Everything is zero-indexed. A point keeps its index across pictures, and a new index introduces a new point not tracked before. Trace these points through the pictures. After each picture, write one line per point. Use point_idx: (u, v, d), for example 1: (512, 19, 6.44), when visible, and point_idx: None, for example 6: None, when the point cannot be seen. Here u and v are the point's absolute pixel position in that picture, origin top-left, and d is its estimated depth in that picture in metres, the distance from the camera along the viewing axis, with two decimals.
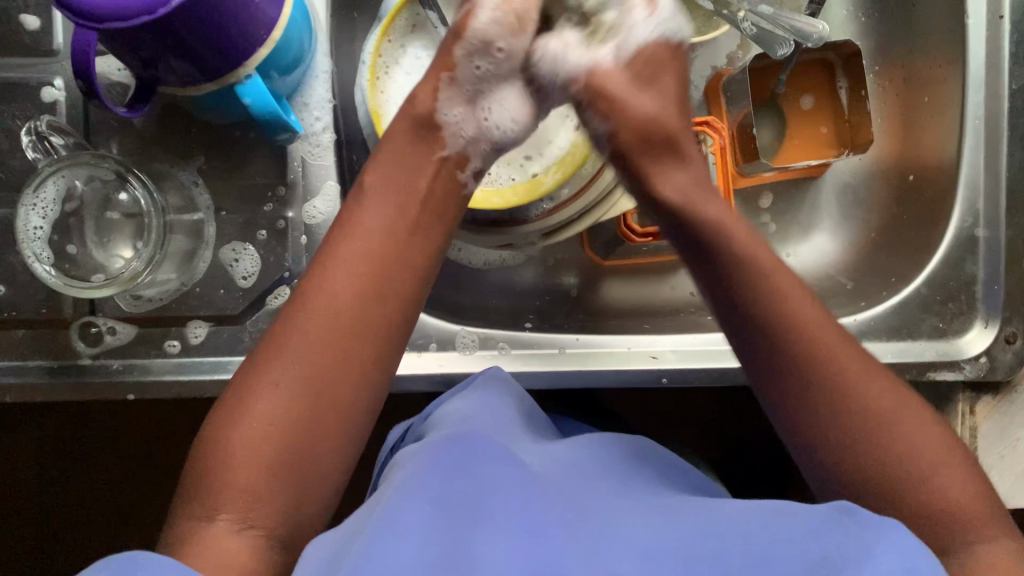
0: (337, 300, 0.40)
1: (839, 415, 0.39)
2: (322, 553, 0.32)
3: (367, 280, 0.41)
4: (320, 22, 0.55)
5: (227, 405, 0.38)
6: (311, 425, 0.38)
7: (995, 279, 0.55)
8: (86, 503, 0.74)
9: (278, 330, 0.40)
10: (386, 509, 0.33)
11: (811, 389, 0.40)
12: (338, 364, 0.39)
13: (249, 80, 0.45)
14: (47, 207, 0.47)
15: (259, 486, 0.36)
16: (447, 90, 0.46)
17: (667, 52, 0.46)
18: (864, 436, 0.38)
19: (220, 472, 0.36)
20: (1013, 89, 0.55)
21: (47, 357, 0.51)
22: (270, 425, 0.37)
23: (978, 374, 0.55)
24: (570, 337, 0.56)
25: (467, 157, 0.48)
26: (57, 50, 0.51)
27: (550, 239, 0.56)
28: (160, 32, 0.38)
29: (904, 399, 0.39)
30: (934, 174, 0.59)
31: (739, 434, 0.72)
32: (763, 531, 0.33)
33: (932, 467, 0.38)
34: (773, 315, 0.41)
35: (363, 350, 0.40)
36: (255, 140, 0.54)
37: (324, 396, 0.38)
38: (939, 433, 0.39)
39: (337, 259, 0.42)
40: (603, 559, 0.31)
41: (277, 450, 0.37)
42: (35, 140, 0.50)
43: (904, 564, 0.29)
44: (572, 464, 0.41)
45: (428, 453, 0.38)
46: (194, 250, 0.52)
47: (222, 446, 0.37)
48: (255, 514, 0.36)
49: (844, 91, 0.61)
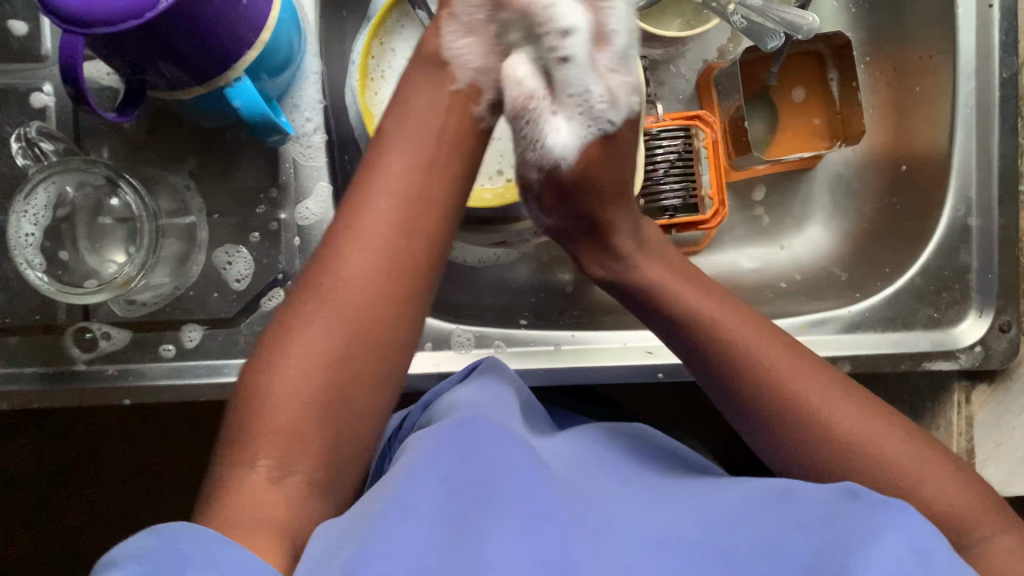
0: (373, 238, 0.39)
1: (820, 446, 0.40)
2: (327, 539, 0.32)
3: (400, 216, 0.40)
4: (310, 22, 0.55)
5: (265, 351, 0.38)
6: (350, 363, 0.37)
7: (989, 268, 0.55)
8: (87, 506, 0.74)
9: (316, 267, 0.39)
10: (393, 494, 0.32)
11: (790, 425, 0.41)
12: (375, 302, 0.38)
13: (239, 82, 0.45)
14: (38, 213, 0.47)
15: (301, 436, 0.35)
16: (450, 24, 0.45)
17: (606, 147, 0.46)
18: (848, 461, 0.39)
19: (260, 417, 0.36)
20: (1004, 77, 0.55)
21: (41, 363, 0.51)
22: (309, 366, 0.36)
23: (973, 363, 0.55)
24: (565, 334, 0.56)
25: (480, 90, 0.45)
26: (45, 55, 0.51)
27: (544, 236, 0.56)
28: (149, 35, 0.38)
29: (869, 409, 0.40)
30: (926, 165, 0.59)
31: (738, 426, 0.72)
32: (763, 517, 0.33)
33: (917, 476, 0.38)
34: (753, 378, 0.42)
35: (400, 287, 0.39)
36: (247, 141, 0.54)
37: (363, 334, 0.38)
38: (910, 438, 0.40)
39: (371, 189, 0.41)
40: (610, 554, 0.31)
41: (315, 388, 0.36)
42: (25, 147, 0.50)
43: (920, 553, 0.28)
44: (580, 451, 0.41)
45: (435, 435, 0.37)
46: (187, 253, 0.52)
47: (263, 389, 0.36)
48: (293, 460, 0.35)
49: (835, 83, 0.61)
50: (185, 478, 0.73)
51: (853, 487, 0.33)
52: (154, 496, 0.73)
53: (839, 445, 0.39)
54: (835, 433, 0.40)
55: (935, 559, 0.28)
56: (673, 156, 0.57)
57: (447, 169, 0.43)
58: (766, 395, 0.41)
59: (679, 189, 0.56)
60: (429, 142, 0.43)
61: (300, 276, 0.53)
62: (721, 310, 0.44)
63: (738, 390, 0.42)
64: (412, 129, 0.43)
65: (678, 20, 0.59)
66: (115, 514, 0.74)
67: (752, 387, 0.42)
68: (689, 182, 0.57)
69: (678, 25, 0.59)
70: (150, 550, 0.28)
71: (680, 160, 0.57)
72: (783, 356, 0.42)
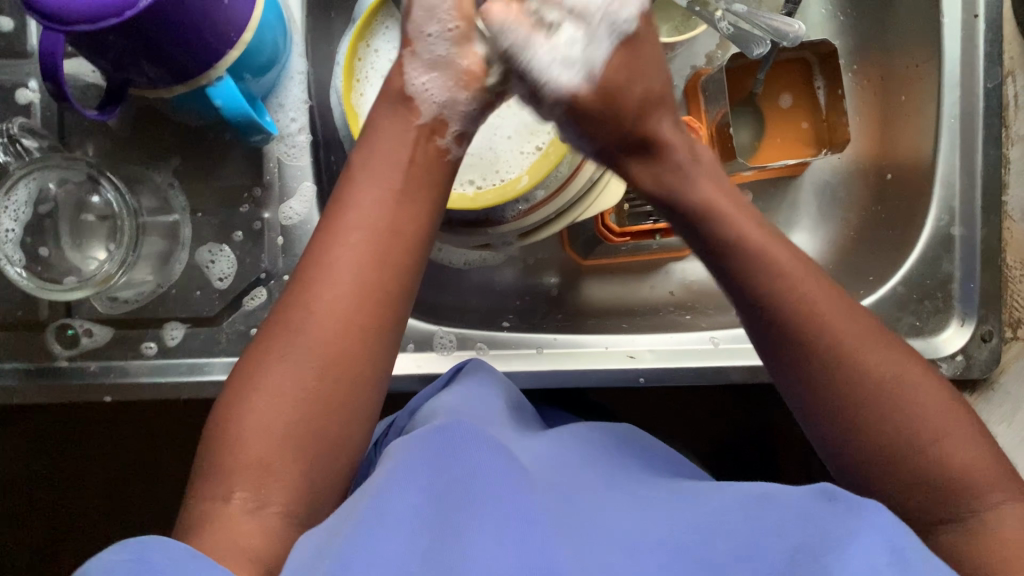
0: (342, 274, 0.39)
1: (836, 380, 0.39)
2: (309, 543, 0.32)
3: (372, 243, 0.40)
4: (295, 22, 0.55)
5: (240, 390, 0.37)
6: (323, 399, 0.37)
7: (971, 277, 0.55)
8: (78, 501, 0.74)
9: (284, 302, 0.39)
10: (369, 501, 0.33)
11: (787, 325, 0.40)
12: (346, 338, 0.38)
13: (221, 82, 0.45)
14: (18, 210, 0.47)
15: (268, 470, 0.35)
16: (410, 62, 0.45)
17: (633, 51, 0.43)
18: (808, 355, 0.39)
19: (232, 450, 0.36)
20: (987, 87, 0.55)
21: (22, 359, 0.51)
22: (283, 403, 0.37)
23: (955, 372, 0.54)
24: (547, 337, 0.56)
25: (446, 122, 0.45)
26: (31, 52, 0.51)
27: (527, 240, 0.56)
28: (130, 33, 0.38)
29: (896, 352, 0.39)
30: (912, 173, 0.59)
31: (725, 430, 0.72)
32: (748, 518, 0.33)
33: (919, 421, 0.38)
34: (810, 325, 0.39)
35: (371, 325, 0.39)
36: (231, 141, 0.54)
37: (333, 369, 0.38)
38: (910, 368, 0.39)
39: (340, 229, 0.41)
40: (592, 548, 0.31)
41: (286, 420, 0.36)
42: (7, 143, 0.49)
43: (897, 554, 0.29)
44: (561, 457, 0.41)
45: (414, 441, 0.37)
46: (170, 251, 0.52)
47: (245, 427, 0.36)
48: (269, 492, 0.35)
49: (822, 91, 0.62)
50: (173, 473, 0.73)
51: (828, 488, 0.34)
52: (140, 491, 0.73)
53: (856, 378, 0.38)
54: (803, 315, 0.39)
55: (911, 562, 0.29)
56: None
57: (413, 200, 0.42)
58: (738, 255, 0.41)
59: None
60: (393, 173, 0.43)
61: (283, 277, 0.53)
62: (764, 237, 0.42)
63: (765, 306, 0.40)
64: (391, 172, 0.43)
65: (668, 26, 0.58)
66: (105, 509, 0.74)
67: (792, 314, 0.40)
68: None
69: (667, 31, 0.59)
70: (121, 563, 0.28)
71: None
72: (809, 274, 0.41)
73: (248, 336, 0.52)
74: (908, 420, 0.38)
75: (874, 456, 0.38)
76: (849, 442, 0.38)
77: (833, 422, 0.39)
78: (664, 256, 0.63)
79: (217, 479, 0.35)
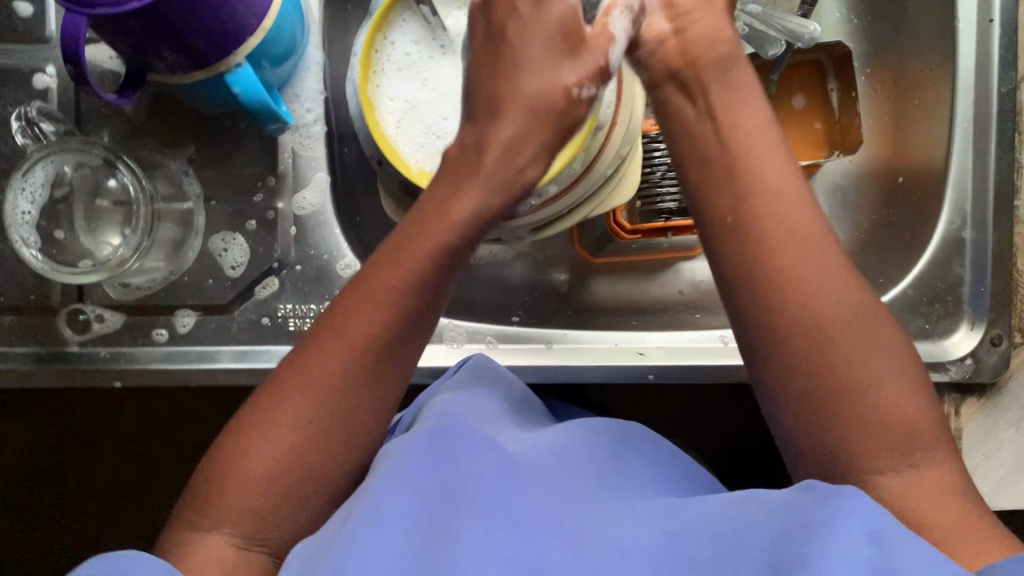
0: (355, 340, 0.38)
1: (794, 328, 0.37)
2: (303, 553, 0.32)
3: (388, 307, 0.39)
4: (312, 14, 0.55)
5: (241, 423, 0.37)
6: (318, 458, 0.37)
7: (981, 282, 0.55)
8: (83, 490, 0.74)
9: (297, 353, 0.39)
10: (363, 505, 0.32)
11: (753, 275, 0.38)
12: (349, 402, 0.38)
13: (240, 68, 0.45)
14: (35, 192, 0.47)
15: (260, 513, 0.36)
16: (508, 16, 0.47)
17: None
18: (767, 286, 0.38)
19: (223, 492, 0.36)
20: (1003, 91, 0.55)
21: (34, 343, 0.51)
22: (280, 458, 0.36)
23: (963, 375, 0.55)
24: (558, 332, 0.56)
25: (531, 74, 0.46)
26: (49, 37, 0.51)
27: (541, 234, 0.56)
28: (150, 17, 0.39)
29: (861, 299, 0.37)
30: (922, 177, 0.59)
31: (733, 431, 0.71)
32: (733, 517, 0.33)
33: (860, 373, 0.35)
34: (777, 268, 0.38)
35: (372, 396, 0.39)
36: (246, 130, 0.54)
37: (333, 433, 0.37)
38: (866, 319, 0.37)
39: (364, 293, 0.39)
40: (581, 548, 0.32)
41: (279, 475, 0.36)
42: (24, 126, 0.50)
43: (873, 533, 0.29)
44: (557, 452, 0.41)
45: (411, 443, 0.37)
46: (183, 238, 0.52)
47: (236, 457, 0.36)
48: (258, 535, 0.35)
49: (835, 93, 0.62)
50: (177, 463, 0.73)
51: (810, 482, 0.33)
52: (149, 481, 0.73)
53: (805, 316, 0.37)
54: (768, 263, 0.38)
55: (889, 538, 0.29)
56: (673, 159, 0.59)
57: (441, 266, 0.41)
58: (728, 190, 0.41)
59: (675, 193, 0.60)
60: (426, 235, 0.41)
61: (296, 267, 0.54)
62: (747, 177, 0.41)
63: (738, 242, 0.39)
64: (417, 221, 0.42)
65: None
66: (108, 498, 0.74)
67: (758, 261, 0.38)
68: None
69: None
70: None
71: None
72: (797, 215, 0.39)
73: (259, 326, 0.53)
74: (850, 374, 0.35)
75: (817, 415, 0.36)
76: (791, 397, 0.37)
77: (779, 377, 0.37)
78: (673, 254, 0.63)
79: (205, 510, 0.36)
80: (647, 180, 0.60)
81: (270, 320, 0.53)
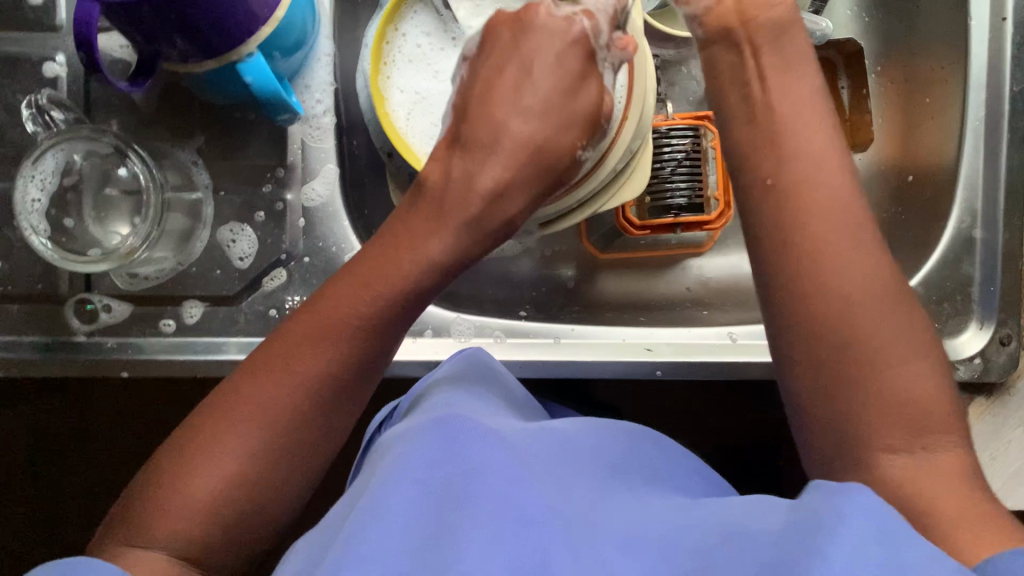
0: (316, 360, 0.38)
1: (832, 358, 0.36)
2: (305, 545, 0.31)
3: (352, 327, 0.39)
4: (322, 5, 0.55)
5: (192, 436, 0.37)
6: (266, 481, 0.37)
7: (991, 280, 0.55)
8: (79, 486, 0.74)
9: (256, 366, 0.38)
10: (368, 496, 0.32)
11: (793, 302, 0.37)
12: (303, 424, 0.38)
13: (252, 58, 0.45)
14: (45, 180, 0.47)
15: (203, 532, 0.35)
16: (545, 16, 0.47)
17: None
18: (814, 316, 0.36)
19: (164, 505, 0.35)
20: (1015, 90, 0.55)
21: (40, 332, 0.51)
22: (228, 478, 0.36)
23: (972, 375, 0.55)
24: (564, 327, 0.57)
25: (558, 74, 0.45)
26: (59, 26, 0.51)
27: (548, 229, 0.56)
28: (164, 6, 0.39)
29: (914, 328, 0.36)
30: (932, 176, 0.59)
31: (737, 429, 0.71)
32: (745, 514, 0.32)
33: (903, 405, 0.34)
34: (819, 291, 0.37)
35: (326, 418, 0.39)
36: (257, 120, 0.54)
37: (283, 456, 0.37)
38: (915, 348, 0.35)
39: (330, 309, 0.39)
40: (586, 545, 0.31)
41: (226, 493, 0.36)
42: (35, 113, 0.50)
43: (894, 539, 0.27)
44: (558, 445, 0.40)
45: (413, 433, 0.37)
46: (192, 229, 0.52)
47: (179, 472, 0.36)
48: (197, 553, 0.35)
49: (846, 90, 0.61)
50: None
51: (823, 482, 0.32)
52: None
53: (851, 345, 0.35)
54: (817, 287, 0.37)
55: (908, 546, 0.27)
56: (682, 155, 0.59)
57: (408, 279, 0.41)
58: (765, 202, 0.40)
59: (685, 187, 0.59)
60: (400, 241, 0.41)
61: (304, 259, 0.54)
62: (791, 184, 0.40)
63: (782, 254, 0.38)
64: (378, 247, 0.42)
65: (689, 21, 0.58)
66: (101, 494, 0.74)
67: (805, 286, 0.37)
68: (695, 183, 0.59)
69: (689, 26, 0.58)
70: None
71: (688, 160, 0.59)
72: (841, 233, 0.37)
73: (268, 317, 0.52)
74: (890, 411, 0.34)
75: (842, 451, 0.35)
76: (825, 434, 0.36)
77: (808, 409, 0.36)
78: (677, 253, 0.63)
79: (138, 522, 0.35)
80: (657, 175, 0.60)
81: (278, 312, 0.52)
